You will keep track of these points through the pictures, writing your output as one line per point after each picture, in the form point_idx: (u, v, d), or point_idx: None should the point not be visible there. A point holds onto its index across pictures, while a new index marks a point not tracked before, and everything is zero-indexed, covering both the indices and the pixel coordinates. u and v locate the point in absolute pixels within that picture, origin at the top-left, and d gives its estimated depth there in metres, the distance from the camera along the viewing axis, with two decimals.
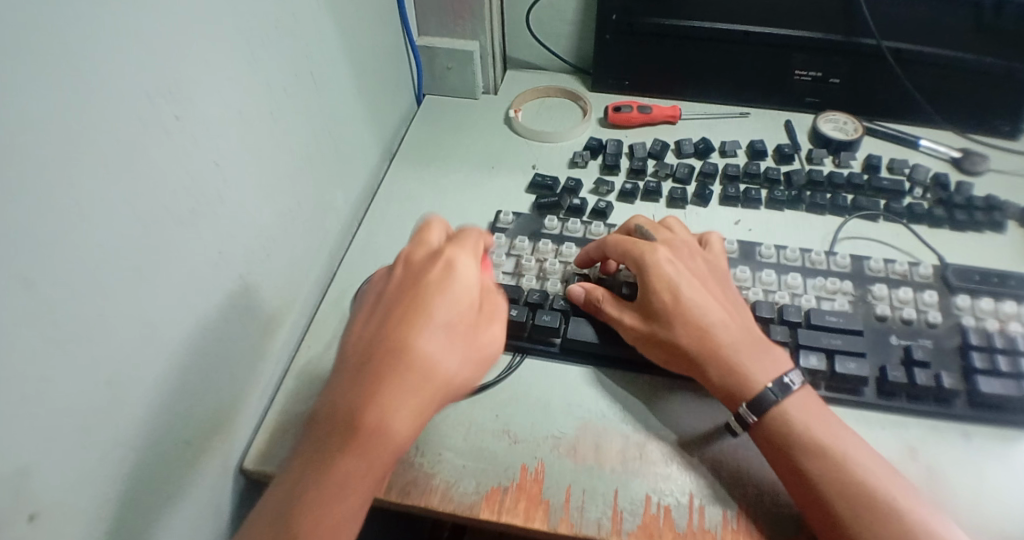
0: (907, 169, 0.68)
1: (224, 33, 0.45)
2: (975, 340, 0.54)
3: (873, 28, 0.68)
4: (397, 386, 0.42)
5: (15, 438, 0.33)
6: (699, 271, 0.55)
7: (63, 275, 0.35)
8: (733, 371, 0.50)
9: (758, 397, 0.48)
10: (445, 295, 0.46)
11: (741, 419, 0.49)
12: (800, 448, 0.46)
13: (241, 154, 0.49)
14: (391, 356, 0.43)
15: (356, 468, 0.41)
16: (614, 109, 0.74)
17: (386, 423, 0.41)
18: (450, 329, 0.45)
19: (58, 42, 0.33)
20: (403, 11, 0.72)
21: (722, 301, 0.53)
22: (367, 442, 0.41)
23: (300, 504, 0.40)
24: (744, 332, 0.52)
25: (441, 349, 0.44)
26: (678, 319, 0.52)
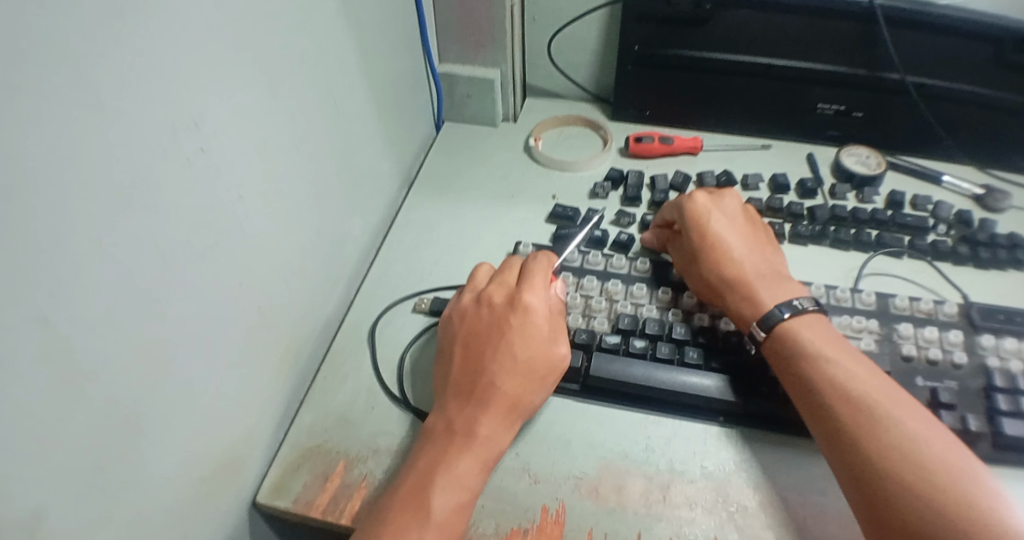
0: (930, 205, 0.67)
1: (247, 63, 0.45)
2: (1001, 382, 0.53)
3: (896, 62, 0.67)
4: (492, 404, 0.48)
5: (28, 479, 0.32)
6: (735, 219, 0.59)
7: (78, 314, 0.34)
8: (752, 296, 0.54)
9: (766, 315, 0.52)
10: (532, 326, 0.51)
11: (753, 337, 0.53)
12: (813, 373, 0.48)
13: (262, 185, 0.48)
14: (491, 376, 0.49)
15: (473, 473, 0.46)
16: (635, 140, 0.73)
17: (489, 433, 0.48)
18: (541, 356, 0.51)
19: (83, 74, 0.32)
20: (424, 38, 0.72)
21: (756, 249, 0.58)
22: (478, 447, 0.47)
23: (418, 506, 0.44)
24: (769, 273, 0.55)
25: (534, 371, 0.50)
26: (709, 253, 0.57)
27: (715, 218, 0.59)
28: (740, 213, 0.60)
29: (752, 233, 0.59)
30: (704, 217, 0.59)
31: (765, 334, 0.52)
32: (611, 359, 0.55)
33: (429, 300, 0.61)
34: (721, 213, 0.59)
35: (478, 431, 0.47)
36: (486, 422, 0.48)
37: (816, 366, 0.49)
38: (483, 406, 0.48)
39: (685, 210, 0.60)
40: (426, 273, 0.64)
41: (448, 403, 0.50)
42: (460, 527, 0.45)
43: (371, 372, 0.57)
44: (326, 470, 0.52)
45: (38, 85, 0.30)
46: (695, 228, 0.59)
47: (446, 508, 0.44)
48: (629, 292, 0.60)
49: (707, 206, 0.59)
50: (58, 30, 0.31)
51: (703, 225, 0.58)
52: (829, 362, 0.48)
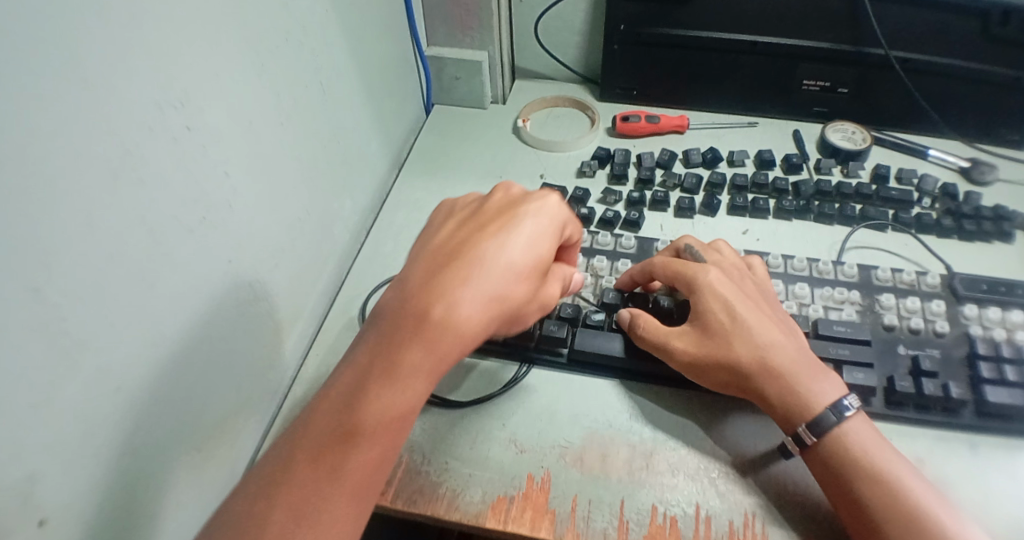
0: (915, 178, 0.67)
1: (232, 44, 0.46)
2: (983, 350, 0.54)
3: (880, 37, 0.68)
4: (473, 291, 0.44)
5: (23, 445, 0.34)
6: (749, 289, 0.54)
7: (69, 285, 0.35)
8: (795, 394, 0.49)
9: (818, 418, 0.48)
10: (541, 216, 0.47)
11: (800, 440, 0.48)
12: (847, 460, 0.46)
13: (249, 165, 0.49)
14: (474, 268, 0.44)
15: (419, 358, 0.42)
16: (622, 119, 0.74)
17: (456, 315, 0.43)
18: (534, 261, 0.46)
19: (67, 56, 0.34)
20: (411, 21, 0.73)
21: (775, 322, 0.52)
22: (436, 343, 0.42)
23: (354, 412, 0.41)
24: (802, 354, 0.51)
25: (522, 272, 0.45)
26: (739, 343, 0.50)
27: (725, 283, 0.53)
28: (751, 282, 0.55)
29: (763, 301, 0.54)
30: (716, 289, 0.53)
31: (816, 440, 0.47)
32: (594, 335, 0.56)
33: None
34: (733, 287, 0.53)
35: (438, 321, 0.43)
36: (449, 317, 0.43)
37: (852, 458, 0.46)
38: (453, 296, 0.43)
39: (695, 288, 0.53)
40: None
41: (421, 275, 0.45)
42: (394, 436, 0.42)
43: None
44: None
45: (22, 64, 0.32)
46: (706, 309, 0.52)
47: (379, 413, 0.41)
48: (614, 267, 0.61)
49: (717, 277, 0.53)
50: (41, 13, 0.32)
51: (714, 305, 0.52)
52: (871, 459, 0.46)
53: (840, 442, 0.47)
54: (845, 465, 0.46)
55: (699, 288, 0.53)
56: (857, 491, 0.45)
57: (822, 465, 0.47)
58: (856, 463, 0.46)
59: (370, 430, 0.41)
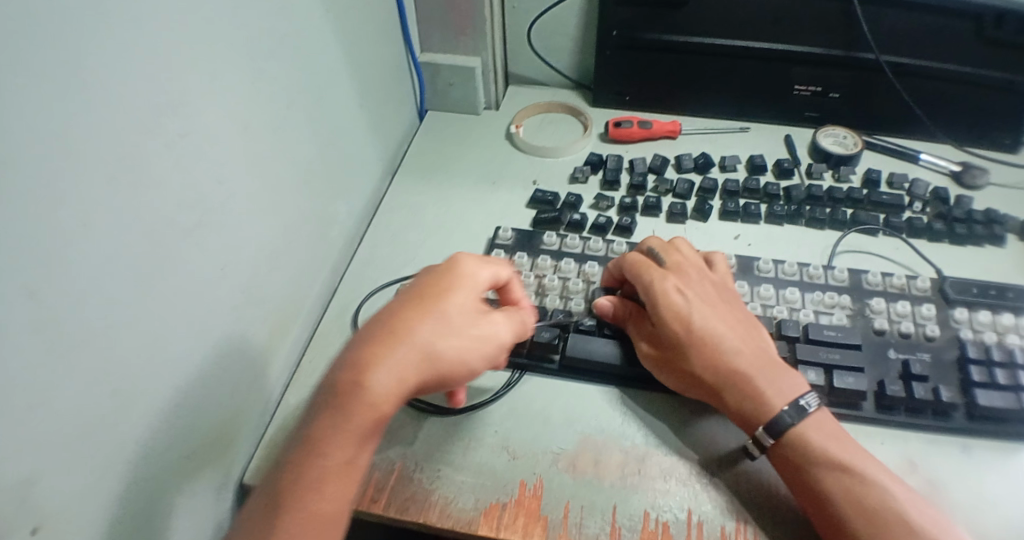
0: (907, 183, 0.68)
1: (226, 54, 0.46)
2: (974, 353, 0.54)
3: (871, 41, 0.68)
4: (388, 358, 0.43)
5: (22, 449, 0.34)
6: (707, 293, 0.54)
7: (65, 294, 0.35)
8: (752, 398, 0.49)
9: (773, 420, 0.48)
10: (457, 288, 0.48)
11: (759, 443, 0.49)
12: (806, 456, 0.47)
13: (242, 173, 0.49)
14: (440, 283, 0.48)
15: (340, 426, 0.42)
16: (615, 124, 0.74)
17: (372, 387, 0.43)
18: (457, 325, 0.46)
19: (64, 65, 0.34)
20: (405, 27, 0.73)
21: (732, 326, 0.52)
22: (355, 411, 0.42)
23: (346, 401, 0.42)
24: (758, 357, 0.51)
25: (450, 332, 0.46)
26: (694, 352, 0.51)
27: (681, 292, 0.54)
28: (712, 285, 0.55)
29: (725, 303, 0.54)
30: (670, 297, 0.53)
31: (775, 441, 0.48)
32: (587, 339, 0.57)
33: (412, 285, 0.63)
34: (690, 293, 0.54)
35: (412, 329, 0.45)
36: (419, 324, 0.45)
37: (813, 455, 0.47)
38: (420, 303, 0.46)
39: (654, 294, 0.54)
40: (409, 258, 0.66)
41: (333, 367, 0.45)
42: (372, 423, 0.43)
43: None
44: None
45: (21, 73, 0.32)
46: (665, 315, 0.53)
47: (367, 401, 0.42)
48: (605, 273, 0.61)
49: (672, 285, 0.54)
50: (39, 23, 0.33)
51: (671, 310, 0.53)
52: (831, 454, 0.46)
53: (799, 437, 0.47)
54: (806, 462, 0.47)
55: (654, 297, 0.54)
56: (819, 485, 0.46)
57: (784, 464, 0.48)
58: (815, 458, 0.46)
59: (354, 419, 0.42)
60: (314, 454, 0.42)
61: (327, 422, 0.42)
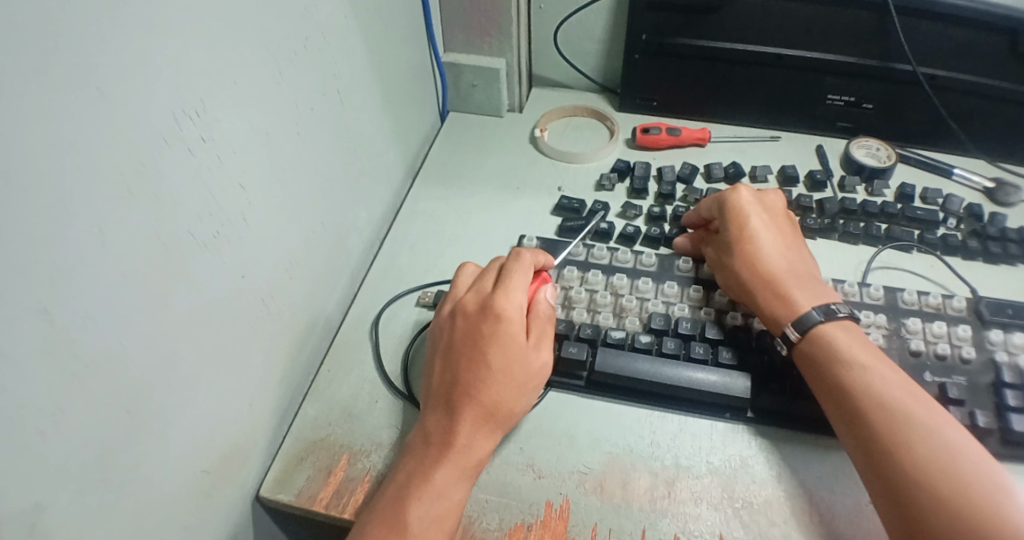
0: (941, 198, 0.66)
1: (250, 54, 0.44)
2: (1010, 377, 0.52)
3: (908, 53, 0.66)
4: (472, 420, 0.48)
5: (31, 471, 0.32)
6: (774, 219, 0.58)
7: (77, 308, 0.33)
8: (783, 295, 0.53)
9: (801, 316, 0.51)
10: (506, 333, 0.50)
11: (785, 337, 0.52)
12: (826, 345, 0.50)
13: (263, 177, 0.47)
14: (496, 336, 0.50)
15: (450, 479, 0.46)
16: (642, 130, 0.72)
17: (468, 445, 0.47)
18: (523, 371, 0.50)
19: (79, 64, 0.32)
20: (430, 27, 0.71)
21: (788, 248, 0.57)
22: (458, 464, 0.46)
23: (451, 459, 0.46)
24: (801, 273, 0.55)
25: (515, 378, 0.49)
26: (745, 248, 0.56)
27: (753, 211, 0.58)
28: (779, 213, 0.59)
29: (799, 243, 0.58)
30: (740, 209, 0.58)
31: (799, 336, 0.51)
32: (615, 355, 0.54)
33: (433, 293, 0.61)
34: (758, 211, 0.58)
35: (487, 390, 0.48)
36: (492, 385, 0.48)
37: (833, 351, 0.49)
38: (482, 362, 0.49)
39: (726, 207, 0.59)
40: (431, 266, 0.64)
41: (428, 419, 0.49)
42: (473, 471, 0.47)
43: (375, 364, 0.57)
44: (330, 464, 0.52)
45: (32, 73, 0.30)
46: (737, 227, 0.57)
47: (462, 458, 0.47)
48: (633, 286, 0.59)
49: (747, 201, 0.59)
50: (54, 21, 0.30)
51: (744, 223, 0.57)
52: (848, 350, 0.49)
53: (820, 331, 0.50)
54: (825, 356, 0.49)
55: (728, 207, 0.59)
56: (835, 381, 0.48)
57: (803, 358, 0.51)
58: (831, 354, 0.49)
59: (457, 463, 0.46)
60: (416, 489, 0.45)
61: (441, 477, 0.46)
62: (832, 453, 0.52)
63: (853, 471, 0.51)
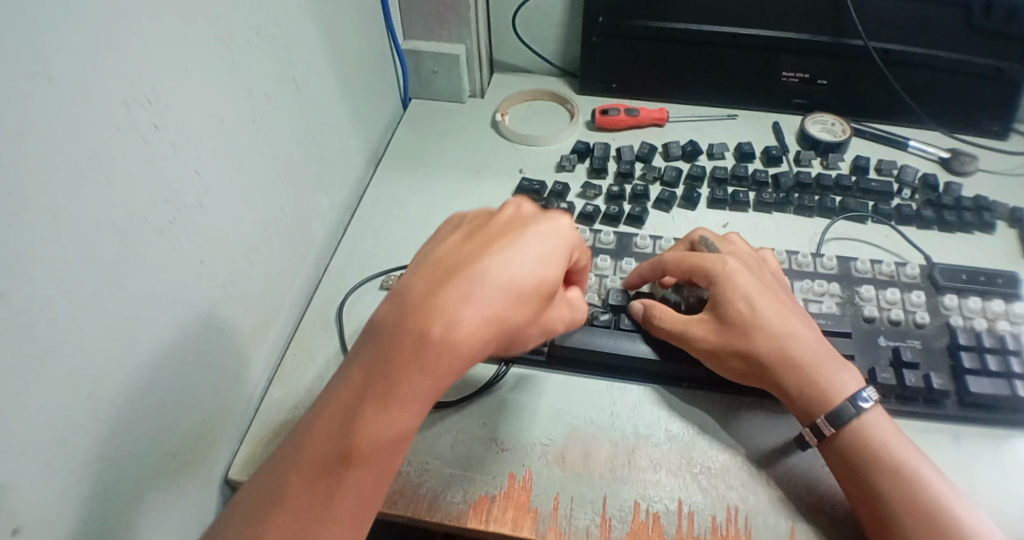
0: (895, 169, 0.68)
1: (203, 41, 0.45)
2: (964, 340, 0.54)
3: (860, 30, 0.68)
4: (469, 309, 0.39)
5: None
6: (762, 281, 0.53)
7: (35, 289, 0.34)
8: (799, 367, 0.49)
9: (836, 410, 0.47)
10: (552, 235, 0.44)
11: (818, 430, 0.48)
12: (860, 453, 0.46)
13: (220, 162, 0.48)
14: (535, 231, 0.43)
15: (418, 381, 0.38)
16: (602, 112, 0.73)
17: (453, 340, 0.39)
18: (540, 284, 0.42)
19: (30, 51, 0.33)
20: (388, 14, 0.72)
21: (789, 310, 0.52)
22: (430, 367, 0.39)
23: (427, 354, 0.38)
24: (817, 346, 0.50)
25: (526, 293, 0.41)
26: (759, 335, 0.50)
27: (745, 277, 0.52)
28: (764, 273, 0.55)
29: (770, 276, 0.55)
30: (739, 287, 0.51)
31: (835, 430, 0.47)
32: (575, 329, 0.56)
33: (397, 277, 0.62)
34: (750, 276, 0.53)
35: (497, 286, 0.40)
36: (504, 286, 0.41)
37: (872, 454, 0.46)
38: (516, 256, 0.42)
39: (718, 279, 0.52)
40: (394, 250, 0.65)
41: (413, 290, 0.41)
42: (397, 457, 0.39)
43: (339, 347, 0.58)
44: None
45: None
46: (739, 316, 0.51)
47: (381, 435, 0.38)
48: (592, 264, 0.60)
49: (744, 277, 0.52)
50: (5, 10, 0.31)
51: (745, 299, 0.51)
52: (886, 451, 0.46)
53: (857, 435, 0.47)
54: (863, 461, 0.46)
55: (721, 285, 0.52)
56: (870, 490, 0.45)
57: (838, 456, 0.47)
58: (868, 454, 0.46)
59: (429, 362, 0.39)
60: (382, 384, 0.38)
61: (411, 374, 0.39)
62: (786, 416, 0.53)
63: None
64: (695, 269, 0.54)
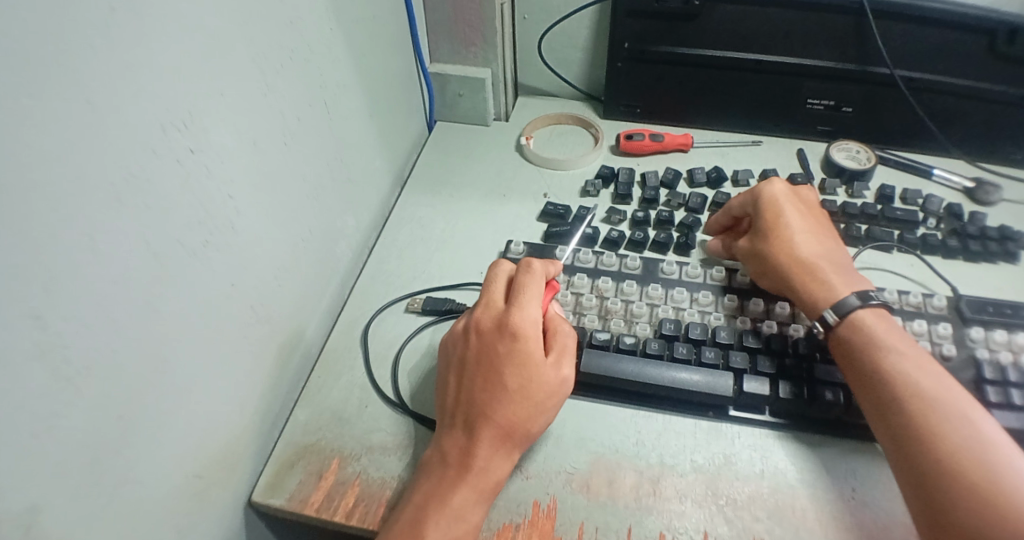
0: (920, 199, 0.68)
1: (239, 68, 0.45)
2: (990, 373, 0.53)
3: (885, 57, 0.68)
4: (488, 436, 0.47)
5: (30, 473, 0.33)
6: (804, 210, 0.60)
7: (68, 314, 0.34)
8: (811, 267, 0.55)
9: (840, 302, 0.53)
10: (523, 352, 0.49)
11: (823, 321, 0.53)
12: (887, 389, 0.48)
13: (252, 187, 0.48)
14: (515, 357, 0.49)
15: (457, 488, 0.46)
16: (626, 137, 0.73)
17: (486, 466, 0.47)
18: (543, 394, 0.49)
19: (69, 80, 0.33)
20: (416, 38, 0.73)
21: (821, 235, 0.58)
22: (476, 473, 0.46)
23: (464, 464, 0.46)
24: (838, 262, 0.56)
25: (537, 408, 0.48)
26: (782, 238, 0.57)
27: (785, 202, 0.60)
28: (814, 207, 0.61)
29: (821, 219, 0.60)
30: (777, 208, 0.59)
31: (838, 322, 0.52)
32: (601, 356, 0.55)
33: (422, 299, 0.62)
34: (797, 204, 0.60)
35: (504, 411, 0.47)
36: (506, 408, 0.48)
37: (891, 380, 0.48)
38: (502, 390, 0.48)
39: (761, 199, 0.60)
40: (419, 273, 0.65)
41: (444, 443, 0.48)
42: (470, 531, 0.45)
43: (364, 369, 0.58)
44: (320, 467, 0.52)
45: (35, 91, 0.31)
46: (770, 221, 0.59)
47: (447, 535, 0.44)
48: (619, 289, 0.60)
49: (786, 200, 0.60)
50: (50, 41, 0.32)
51: (778, 215, 0.59)
52: (920, 389, 0.47)
53: (890, 374, 0.48)
54: (895, 396, 0.47)
55: (763, 202, 0.60)
56: (896, 422, 0.47)
57: (860, 381, 0.50)
58: (902, 392, 0.47)
59: (467, 469, 0.46)
60: (435, 509, 0.45)
61: (460, 498, 0.45)
62: (816, 449, 0.52)
63: (834, 468, 0.51)
64: (750, 192, 0.62)
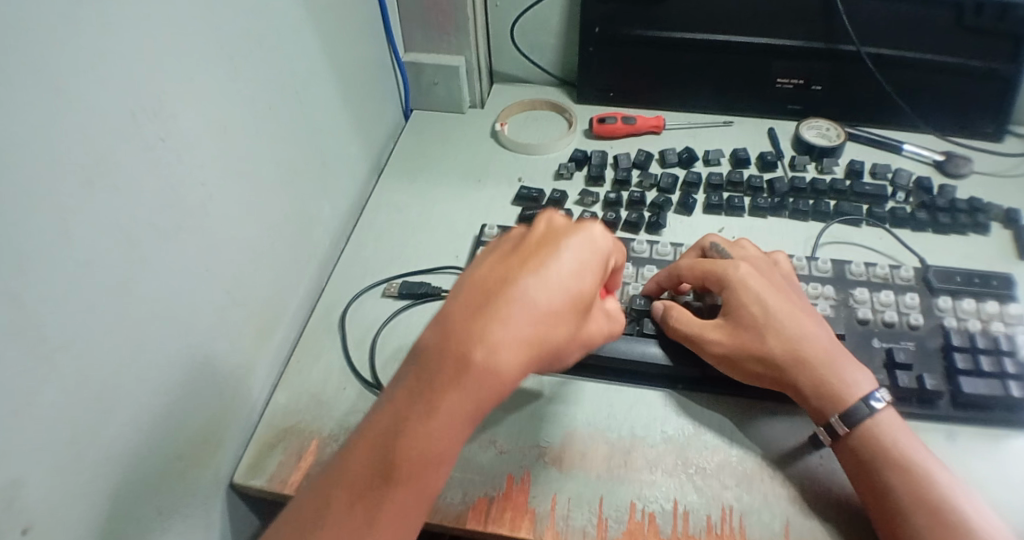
0: (890, 173, 0.69)
1: (207, 57, 0.47)
2: (958, 341, 0.54)
3: (851, 33, 0.69)
4: (510, 328, 0.37)
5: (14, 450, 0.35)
6: (772, 282, 0.54)
7: (43, 296, 0.36)
8: (801, 356, 0.50)
9: (849, 409, 0.48)
10: (587, 249, 0.40)
11: (831, 429, 0.49)
12: (876, 459, 0.46)
13: (224, 174, 0.50)
14: (577, 247, 0.40)
15: (448, 379, 0.37)
16: (598, 120, 0.75)
17: (494, 366, 0.37)
18: (579, 309, 0.40)
19: (39, 69, 0.34)
20: (388, 26, 0.74)
21: (801, 312, 0.53)
22: (477, 370, 0.37)
23: (465, 350, 0.37)
24: (829, 344, 0.51)
25: (567, 323, 0.39)
26: (772, 335, 0.51)
27: (752, 275, 0.54)
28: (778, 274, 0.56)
29: (789, 291, 0.55)
30: (752, 290, 0.53)
31: (847, 430, 0.48)
32: None
33: (398, 284, 0.64)
34: (763, 280, 0.54)
35: (538, 307, 0.38)
36: (541, 302, 0.38)
37: (884, 452, 0.46)
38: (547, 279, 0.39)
39: (731, 286, 0.53)
40: (396, 258, 0.66)
41: (452, 320, 0.38)
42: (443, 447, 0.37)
43: (342, 352, 0.60)
44: (300, 448, 0.54)
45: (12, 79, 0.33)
46: (750, 314, 0.52)
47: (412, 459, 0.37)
48: None
49: (749, 273, 0.54)
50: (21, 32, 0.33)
51: (756, 304, 0.52)
52: (899, 448, 0.47)
53: (885, 452, 0.46)
54: (874, 456, 0.47)
55: (734, 299, 0.53)
56: (882, 490, 0.46)
57: (852, 458, 0.48)
58: (896, 469, 0.46)
59: (469, 359, 0.37)
60: (421, 411, 0.37)
61: (450, 402, 0.37)
62: (782, 419, 0.54)
63: (800, 436, 0.53)
64: (707, 274, 0.55)
